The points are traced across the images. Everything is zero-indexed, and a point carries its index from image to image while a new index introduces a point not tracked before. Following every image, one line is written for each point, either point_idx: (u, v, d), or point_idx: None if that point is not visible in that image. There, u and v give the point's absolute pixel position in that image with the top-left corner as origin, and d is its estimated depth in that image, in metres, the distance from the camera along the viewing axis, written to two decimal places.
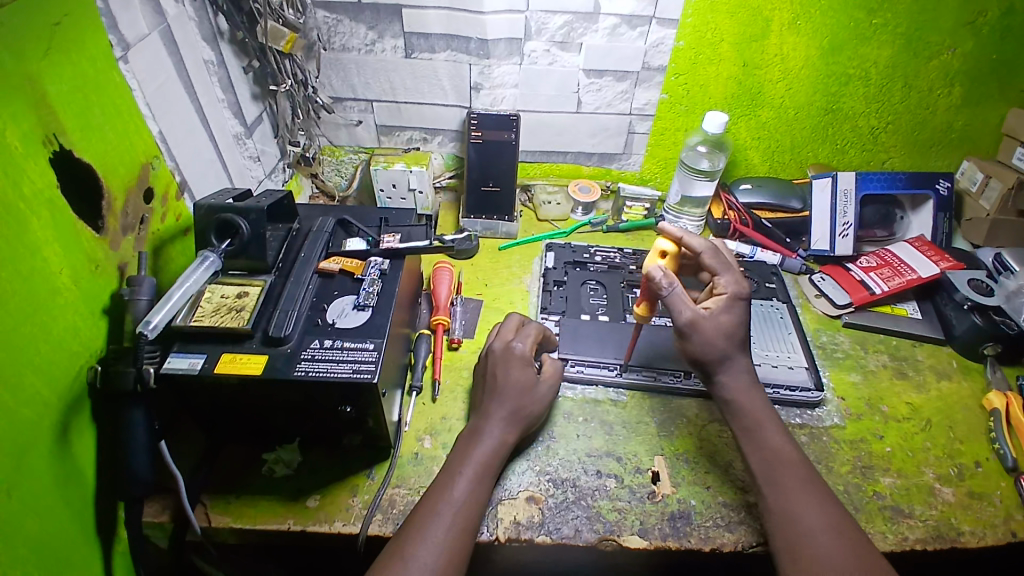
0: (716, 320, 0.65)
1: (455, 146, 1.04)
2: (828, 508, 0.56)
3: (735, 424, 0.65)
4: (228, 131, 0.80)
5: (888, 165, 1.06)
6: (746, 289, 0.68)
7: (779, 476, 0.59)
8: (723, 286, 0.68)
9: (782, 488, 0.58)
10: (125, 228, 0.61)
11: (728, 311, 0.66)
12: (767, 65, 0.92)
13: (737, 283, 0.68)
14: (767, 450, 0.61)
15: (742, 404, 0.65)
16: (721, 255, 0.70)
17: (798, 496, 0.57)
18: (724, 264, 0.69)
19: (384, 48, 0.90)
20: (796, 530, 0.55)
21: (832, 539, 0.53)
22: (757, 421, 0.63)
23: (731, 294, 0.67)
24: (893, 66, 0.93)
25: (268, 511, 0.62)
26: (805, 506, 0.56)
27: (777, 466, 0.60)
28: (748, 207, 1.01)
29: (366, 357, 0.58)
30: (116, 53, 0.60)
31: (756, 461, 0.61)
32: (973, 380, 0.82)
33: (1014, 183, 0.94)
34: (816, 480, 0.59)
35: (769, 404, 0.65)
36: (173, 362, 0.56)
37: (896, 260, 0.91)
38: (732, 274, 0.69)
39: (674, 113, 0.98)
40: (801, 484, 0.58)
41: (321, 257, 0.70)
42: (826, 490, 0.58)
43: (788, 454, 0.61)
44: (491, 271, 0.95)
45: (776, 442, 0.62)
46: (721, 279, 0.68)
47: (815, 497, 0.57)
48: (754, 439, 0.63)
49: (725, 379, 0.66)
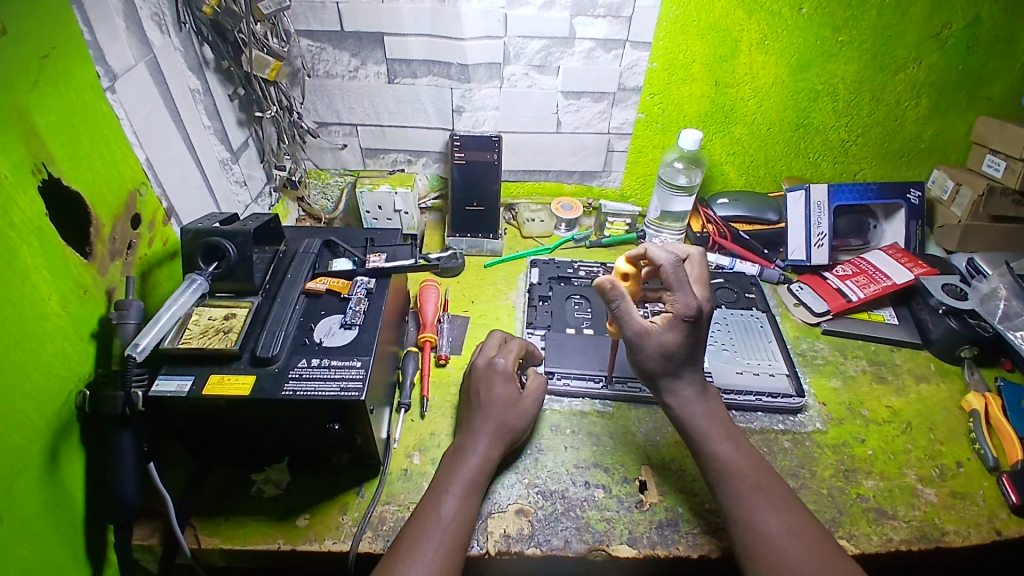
0: (660, 338, 0.65)
1: (440, 167, 1.07)
2: (785, 512, 0.57)
3: (686, 438, 0.66)
4: (214, 157, 0.82)
5: (860, 176, 1.10)
6: (699, 309, 0.63)
7: (728, 486, 0.60)
8: (672, 305, 0.64)
9: (734, 496, 0.59)
10: (112, 254, 0.62)
11: (672, 330, 0.65)
12: (738, 83, 0.96)
13: (688, 304, 0.63)
14: (716, 460, 0.62)
15: (691, 420, 0.66)
16: (682, 269, 0.63)
17: (750, 504, 0.58)
18: (681, 280, 0.63)
19: (368, 74, 0.93)
20: (754, 535, 0.56)
21: (789, 543, 0.54)
22: (704, 433, 0.65)
23: (676, 314, 0.64)
24: (859, 82, 0.97)
25: (257, 532, 0.62)
26: (759, 513, 0.57)
27: (726, 477, 0.61)
28: (726, 220, 1.04)
29: (352, 375, 0.58)
30: (103, 83, 0.61)
31: (709, 474, 0.62)
32: (951, 383, 0.84)
33: (984, 189, 0.98)
34: (766, 484, 0.60)
35: (718, 414, 0.67)
36: (162, 385, 0.56)
37: (872, 268, 0.94)
38: (686, 294, 0.63)
39: (651, 131, 1.01)
40: (753, 491, 0.59)
41: (308, 277, 0.71)
42: (780, 493, 0.59)
43: (736, 462, 0.62)
44: (477, 288, 0.97)
45: (723, 452, 0.63)
46: (673, 297, 0.63)
47: (769, 501, 0.58)
48: (702, 452, 0.64)
49: (672, 400, 0.67)
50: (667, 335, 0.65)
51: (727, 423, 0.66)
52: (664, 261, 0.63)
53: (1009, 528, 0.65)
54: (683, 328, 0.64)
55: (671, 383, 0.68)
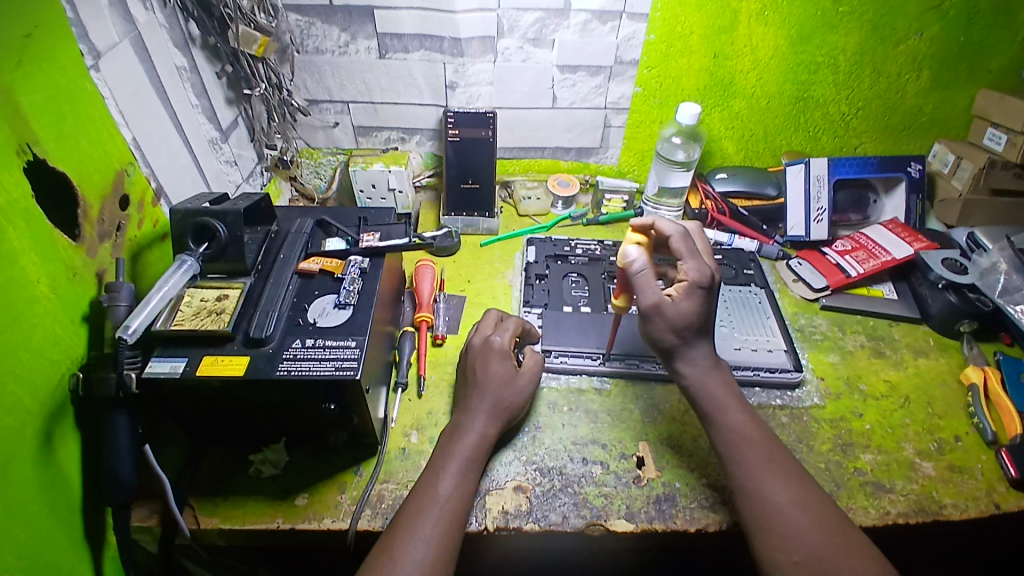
0: (677, 306, 0.65)
1: (434, 144, 1.05)
2: (795, 484, 0.57)
3: (699, 411, 0.66)
4: (203, 136, 0.80)
5: (860, 150, 1.09)
6: (711, 276, 0.65)
7: (741, 457, 0.60)
8: (686, 272, 0.65)
9: (746, 467, 0.59)
10: (102, 235, 0.61)
11: (689, 297, 0.65)
12: (737, 55, 0.94)
13: (701, 271, 0.65)
14: (730, 433, 0.62)
15: (705, 391, 0.66)
16: (690, 240, 0.67)
17: (761, 474, 0.58)
18: (691, 248, 0.66)
19: (358, 49, 0.91)
20: (765, 507, 0.55)
21: (798, 514, 0.54)
22: (718, 406, 0.64)
23: (691, 281, 0.65)
24: (859, 53, 0.95)
25: (256, 511, 0.62)
26: (770, 484, 0.57)
27: (738, 449, 0.60)
28: (725, 195, 1.02)
29: (348, 354, 0.58)
30: (87, 61, 0.60)
31: (720, 445, 0.62)
32: (950, 357, 0.84)
33: (985, 163, 0.97)
34: (778, 456, 0.59)
35: (731, 386, 0.66)
36: (155, 367, 0.56)
37: (871, 243, 0.93)
38: (698, 260, 0.65)
39: (648, 105, 1.00)
40: (765, 462, 0.59)
41: (301, 257, 0.70)
42: (790, 465, 0.59)
43: (748, 434, 0.61)
44: (474, 267, 0.96)
45: (735, 425, 0.62)
46: (685, 265, 0.66)
47: (780, 473, 0.58)
48: (715, 424, 0.63)
49: (686, 369, 0.67)
50: (685, 303, 0.65)
51: (740, 397, 0.66)
52: (674, 231, 0.67)
53: (1007, 502, 0.66)
54: (698, 296, 0.65)
55: (686, 353, 0.67)
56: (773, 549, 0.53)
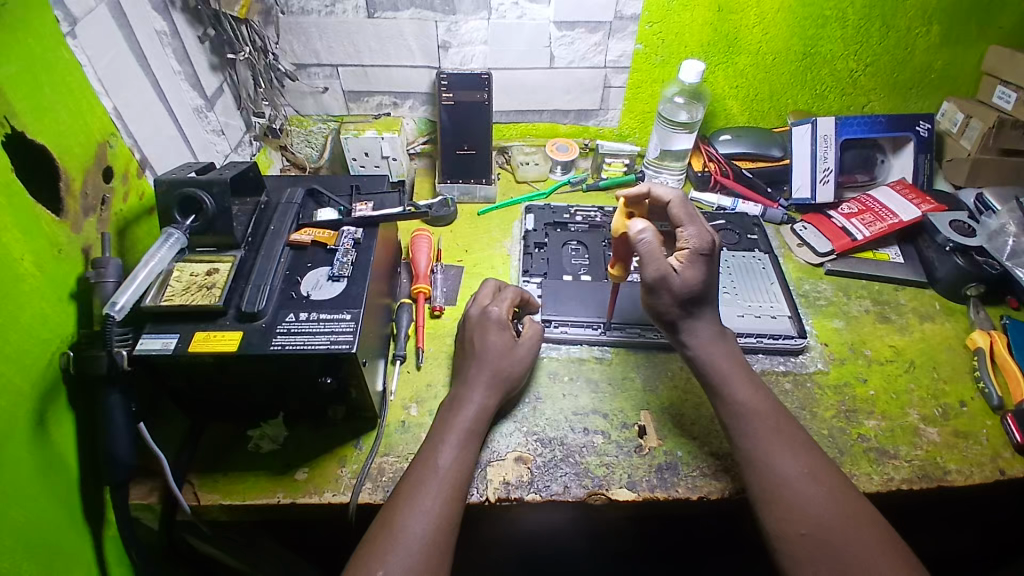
0: (682, 277, 0.63)
1: (427, 109, 1.01)
2: (803, 454, 0.57)
3: (705, 381, 0.65)
4: (187, 105, 0.77)
5: (868, 109, 1.05)
6: (711, 243, 0.65)
7: (748, 428, 0.59)
8: (686, 239, 0.65)
9: (753, 438, 0.58)
10: (86, 210, 0.59)
11: (692, 266, 0.63)
12: (743, 9, 0.90)
13: (701, 237, 0.64)
14: (737, 403, 0.61)
15: (710, 363, 0.64)
16: (689, 206, 0.67)
17: (769, 446, 0.57)
18: (690, 215, 0.66)
19: (345, 9, 0.86)
20: (772, 478, 0.55)
21: (807, 485, 0.54)
22: (724, 376, 0.63)
23: (692, 248, 0.64)
24: (869, 6, 0.90)
25: (256, 486, 0.62)
26: (778, 455, 0.56)
27: (746, 420, 0.60)
28: (729, 157, 0.99)
29: (343, 328, 0.57)
30: (63, 29, 0.56)
31: (727, 417, 0.62)
32: (956, 321, 0.82)
33: (995, 122, 0.94)
34: (786, 427, 0.59)
35: (736, 356, 0.65)
36: (147, 344, 0.54)
37: (878, 206, 0.91)
38: (697, 227, 0.65)
39: (650, 64, 0.96)
40: (772, 433, 0.58)
41: (292, 229, 0.68)
42: (798, 436, 0.59)
43: (756, 405, 0.61)
44: (471, 236, 0.94)
45: (743, 395, 0.62)
46: (685, 233, 0.65)
47: (788, 444, 0.57)
48: (722, 395, 0.63)
49: (690, 340, 0.66)
50: (689, 273, 0.63)
51: (747, 366, 0.65)
52: (672, 196, 0.67)
53: (1011, 467, 0.66)
54: (700, 264, 0.64)
55: (690, 324, 0.66)
56: (780, 520, 0.53)
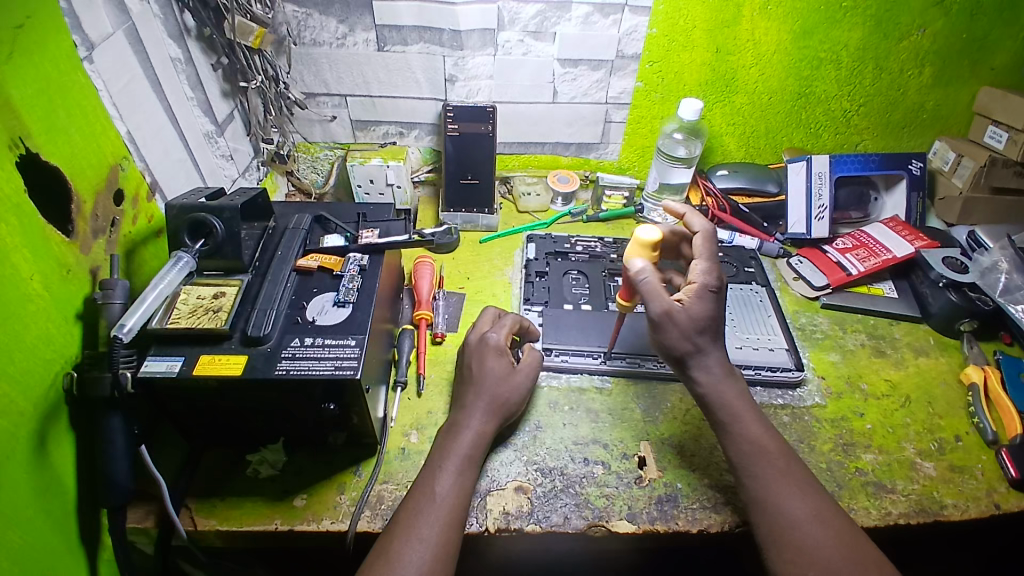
0: (688, 310, 0.65)
1: (433, 139, 1.04)
2: (810, 496, 0.57)
3: (713, 419, 0.65)
4: (198, 130, 0.78)
5: (861, 147, 1.08)
6: (719, 280, 0.67)
7: (757, 469, 0.59)
8: (697, 274, 0.67)
9: (763, 479, 0.58)
10: (96, 231, 0.60)
11: (699, 300, 0.66)
12: (740, 50, 0.93)
13: (711, 273, 0.67)
14: (745, 443, 0.61)
15: (718, 399, 0.65)
16: (705, 243, 0.70)
17: (777, 488, 0.57)
18: (703, 251, 0.69)
19: (356, 41, 0.89)
20: (780, 522, 0.55)
21: (815, 528, 0.54)
22: (734, 414, 0.64)
23: (701, 284, 0.66)
24: (862, 49, 0.94)
25: (254, 513, 0.61)
26: (785, 496, 0.57)
27: (755, 460, 0.60)
28: (726, 192, 1.02)
29: (347, 353, 0.57)
30: (80, 53, 0.58)
31: (734, 454, 0.62)
32: (950, 356, 0.84)
33: (987, 160, 0.97)
34: (795, 469, 0.59)
35: (745, 395, 0.66)
36: (151, 366, 0.54)
37: (871, 241, 0.93)
38: (709, 263, 0.68)
39: (650, 100, 0.99)
40: (780, 475, 0.58)
41: (299, 254, 0.69)
42: (807, 478, 0.59)
43: (765, 445, 0.61)
44: (473, 264, 0.95)
45: (752, 435, 0.62)
46: (696, 268, 0.68)
47: (796, 486, 0.58)
48: (731, 433, 0.63)
49: (701, 376, 0.66)
50: (695, 306, 0.65)
51: (755, 405, 0.65)
52: (701, 229, 0.72)
53: (1007, 502, 0.66)
54: (707, 299, 0.66)
55: (700, 359, 0.66)
56: (788, 563, 0.53)
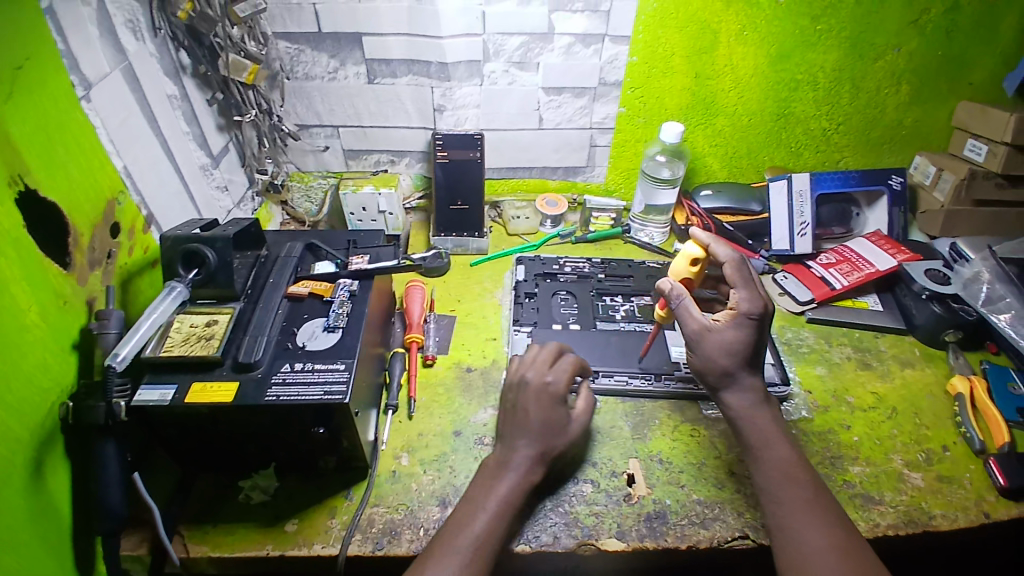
0: (722, 335, 0.67)
1: (423, 166, 1.06)
2: (833, 529, 0.56)
3: (744, 444, 0.66)
4: (194, 163, 0.81)
5: (843, 165, 1.11)
6: (763, 307, 0.67)
7: (783, 495, 0.60)
8: (737, 302, 0.68)
9: (786, 507, 0.59)
10: (92, 263, 0.61)
11: (736, 328, 0.67)
12: (718, 75, 0.96)
13: (753, 301, 0.67)
14: (776, 467, 0.62)
15: (752, 424, 0.66)
16: (744, 268, 0.69)
17: (800, 515, 0.57)
18: (744, 279, 0.68)
19: (347, 75, 0.93)
20: (800, 552, 0.55)
21: (834, 561, 0.53)
22: (764, 440, 0.64)
23: (741, 311, 0.67)
24: (839, 70, 0.97)
25: (245, 538, 0.62)
26: (808, 526, 0.56)
27: (781, 487, 0.60)
28: (709, 212, 1.04)
29: (336, 378, 0.58)
30: (78, 92, 0.61)
31: (763, 479, 0.62)
32: (936, 367, 0.85)
33: (966, 173, 0.99)
34: (823, 499, 0.59)
35: (778, 422, 0.66)
36: (144, 395, 0.56)
37: (854, 256, 0.95)
38: (750, 291, 0.68)
39: (632, 125, 1.01)
40: (803, 504, 0.58)
41: (290, 281, 0.70)
42: (837, 511, 0.58)
43: (797, 471, 0.61)
44: (464, 287, 0.97)
45: (779, 460, 0.62)
46: (737, 295, 0.68)
47: (820, 516, 0.57)
48: (761, 459, 0.63)
49: (732, 399, 0.68)
50: (731, 333, 0.67)
51: (787, 433, 0.66)
52: (729, 258, 0.69)
53: (997, 511, 0.66)
54: (748, 326, 0.67)
55: (734, 385, 0.68)
56: None
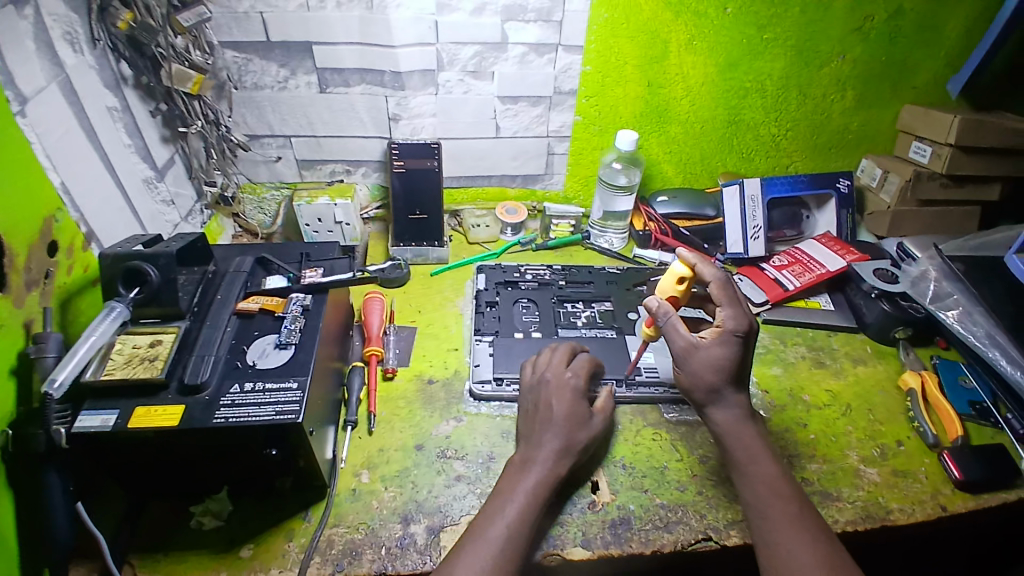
0: (709, 351, 0.68)
1: (380, 175, 1.05)
2: (819, 544, 0.57)
3: (730, 459, 0.66)
4: (137, 176, 0.78)
5: (792, 169, 1.14)
6: (747, 325, 0.68)
7: (769, 512, 0.60)
8: (723, 320, 0.68)
9: (773, 522, 0.59)
10: (29, 284, 0.58)
11: (722, 344, 0.68)
12: (670, 83, 0.98)
13: (738, 319, 0.68)
14: (762, 483, 0.62)
15: (737, 438, 0.66)
16: (730, 288, 0.70)
17: (786, 531, 0.58)
18: (729, 297, 0.69)
19: (298, 84, 0.91)
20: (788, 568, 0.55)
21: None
22: (751, 455, 0.65)
23: (727, 329, 0.68)
24: (785, 78, 1.01)
25: (198, 567, 0.59)
26: (795, 542, 0.57)
27: (769, 503, 0.61)
28: (667, 216, 1.06)
29: (289, 397, 0.57)
30: (12, 108, 0.57)
31: (751, 495, 0.62)
32: (888, 364, 0.88)
33: (911, 175, 1.03)
34: (808, 515, 0.59)
35: (762, 436, 0.67)
36: (85, 421, 0.53)
37: (806, 257, 0.98)
38: (736, 309, 0.69)
39: (589, 133, 1.02)
40: (790, 521, 0.59)
41: (239, 297, 0.68)
42: (822, 527, 0.59)
43: (783, 487, 0.62)
44: (423, 297, 0.96)
45: (765, 476, 0.63)
46: (723, 313, 0.69)
47: (807, 532, 0.58)
48: (748, 475, 0.64)
49: (717, 415, 0.68)
50: (718, 349, 0.68)
51: (771, 448, 0.66)
52: (715, 277, 0.70)
53: (952, 503, 0.69)
54: (733, 344, 0.68)
55: (722, 401, 0.68)
56: None
